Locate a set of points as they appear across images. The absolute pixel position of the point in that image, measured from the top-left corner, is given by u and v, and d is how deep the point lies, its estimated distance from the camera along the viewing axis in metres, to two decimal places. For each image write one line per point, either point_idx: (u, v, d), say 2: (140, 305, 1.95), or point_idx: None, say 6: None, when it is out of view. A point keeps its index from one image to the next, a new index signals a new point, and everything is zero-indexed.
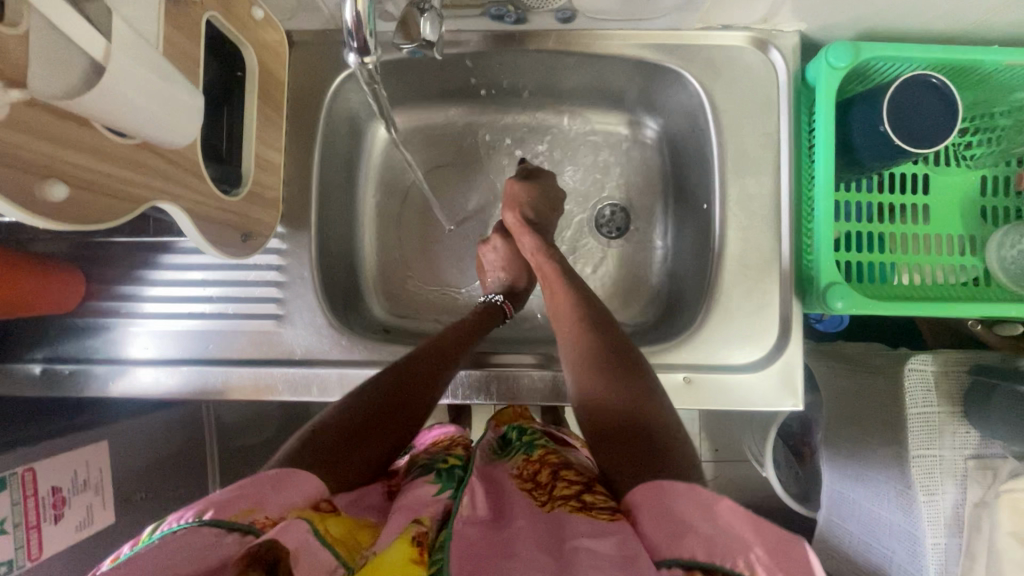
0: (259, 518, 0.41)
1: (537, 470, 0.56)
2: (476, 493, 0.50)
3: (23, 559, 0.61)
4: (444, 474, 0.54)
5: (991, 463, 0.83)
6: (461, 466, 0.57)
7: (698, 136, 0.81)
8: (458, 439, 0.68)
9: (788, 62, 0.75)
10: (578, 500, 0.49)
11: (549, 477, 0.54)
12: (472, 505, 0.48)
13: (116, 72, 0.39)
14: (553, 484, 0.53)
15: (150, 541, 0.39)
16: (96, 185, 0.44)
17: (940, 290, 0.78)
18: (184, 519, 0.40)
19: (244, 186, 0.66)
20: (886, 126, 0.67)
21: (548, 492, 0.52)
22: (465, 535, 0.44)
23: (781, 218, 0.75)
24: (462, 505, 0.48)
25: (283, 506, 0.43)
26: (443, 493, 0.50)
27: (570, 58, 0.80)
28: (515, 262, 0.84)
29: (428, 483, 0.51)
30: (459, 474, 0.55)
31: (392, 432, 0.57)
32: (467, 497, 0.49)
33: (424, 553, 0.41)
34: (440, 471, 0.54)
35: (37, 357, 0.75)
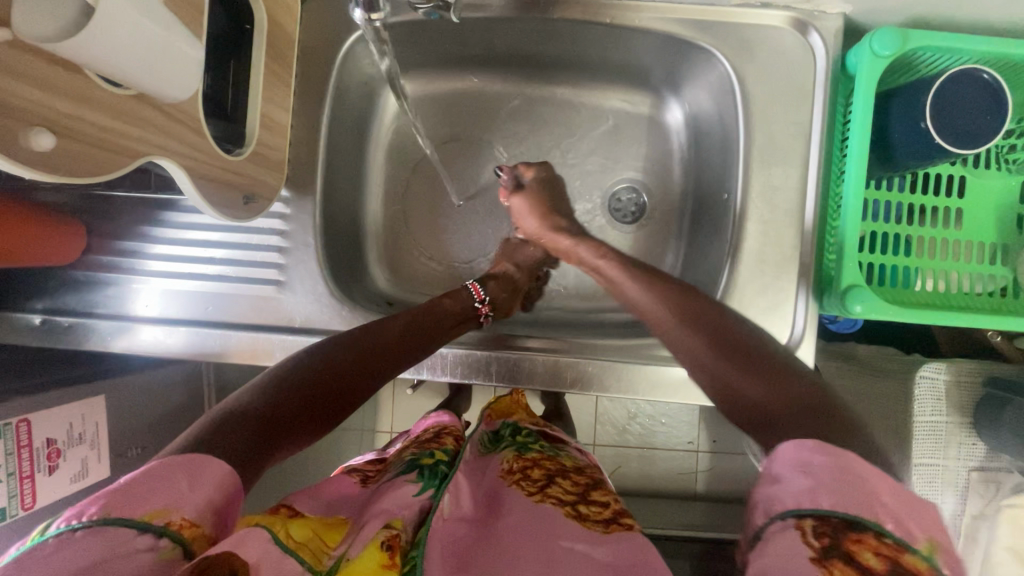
0: (176, 521, 0.37)
1: (525, 463, 0.58)
2: (461, 492, 0.52)
3: (16, 508, 0.61)
4: (427, 470, 0.52)
5: (996, 476, 0.81)
6: (446, 462, 0.56)
7: (725, 121, 0.76)
8: (449, 428, 0.67)
9: (829, 47, 0.71)
10: (573, 507, 0.50)
11: (542, 476, 0.56)
12: (457, 502, 0.50)
13: (109, 15, 0.36)
14: (544, 483, 0.54)
15: (43, 539, 0.36)
16: (84, 135, 0.41)
17: (964, 299, 0.74)
18: (84, 516, 0.36)
19: (248, 146, 0.64)
20: (927, 122, 0.63)
21: (540, 487, 0.53)
22: (441, 534, 0.45)
23: (805, 213, 0.71)
24: (448, 504, 0.49)
25: (202, 503, 0.39)
26: (424, 493, 0.48)
27: (594, 30, 0.76)
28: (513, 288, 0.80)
29: (410, 483, 0.49)
30: (443, 470, 0.54)
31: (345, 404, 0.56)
32: (451, 496, 0.50)
33: (395, 557, 0.40)
34: (424, 467, 0.53)
35: (37, 308, 0.74)
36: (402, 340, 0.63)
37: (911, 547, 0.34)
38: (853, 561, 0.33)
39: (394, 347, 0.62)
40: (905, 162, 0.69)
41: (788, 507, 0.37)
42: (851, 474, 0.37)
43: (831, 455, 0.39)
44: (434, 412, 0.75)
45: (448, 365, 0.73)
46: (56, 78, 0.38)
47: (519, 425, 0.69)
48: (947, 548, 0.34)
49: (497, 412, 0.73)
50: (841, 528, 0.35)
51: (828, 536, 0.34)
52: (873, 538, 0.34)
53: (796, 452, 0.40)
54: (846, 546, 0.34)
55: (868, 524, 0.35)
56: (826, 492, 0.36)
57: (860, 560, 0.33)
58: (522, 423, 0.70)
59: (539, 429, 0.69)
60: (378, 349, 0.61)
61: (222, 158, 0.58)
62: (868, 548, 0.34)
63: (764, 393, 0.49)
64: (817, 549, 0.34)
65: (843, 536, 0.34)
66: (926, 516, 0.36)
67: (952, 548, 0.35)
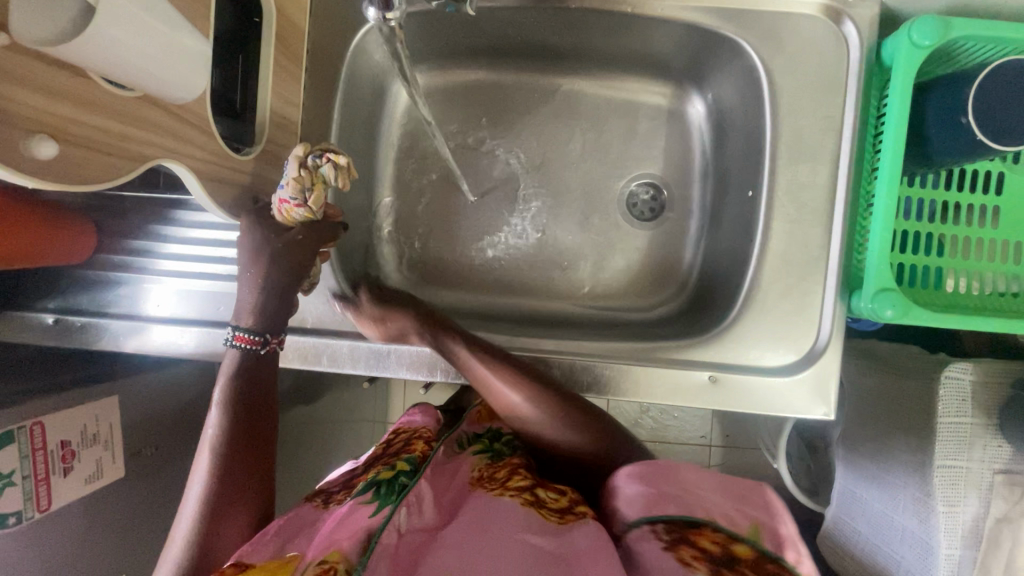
0: None
1: (497, 469, 0.58)
2: (423, 499, 0.50)
3: (32, 510, 0.61)
4: (383, 487, 0.50)
5: (1020, 480, 0.76)
6: (409, 472, 0.53)
7: (750, 115, 0.73)
8: (419, 432, 0.63)
9: (863, 37, 0.67)
10: (532, 495, 0.52)
11: (505, 473, 0.57)
12: (418, 511, 0.49)
13: (110, 15, 0.35)
14: (508, 478, 0.55)
15: None
16: (88, 141, 0.40)
17: (1000, 302, 0.71)
18: None
19: (258, 145, 0.62)
20: (969, 117, 0.60)
21: (501, 483, 0.54)
22: (390, 548, 0.44)
23: (834, 212, 0.68)
24: (406, 517, 0.47)
25: None
26: (380, 512, 0.47)
27: (613, 19, 0.73)
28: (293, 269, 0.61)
29: (364, 504, 0.48)
30: (403, 482, 0.51)
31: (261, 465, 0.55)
32: (410, 508, 0.48)
33: None
34: (381, 484, 0.50)
35: (49, 307, 0.74)
36: (249, 373, 0.57)
37: (737, 538, 0.44)
38: (688, 545, 0.44)
39: (247, 379, 0.57)
40: (940, 158, 0.66)
41: (646, 515, 0.47)
42: (689, 487, 0.49)
43: (659, 477, 0.50)
44: (416, 408, 0.71)
45: None
46: (57, 83, 0.37)
47: (500, 433, 0.67)
48: (767, 526, 0.45)
49: (488, 411, 0.73)
50: (684, 526, 0.45)
51: (675, 532, 0.45)
52: (707, 528, 0.45)
53: (639, 471, 0.52)
54: (690, 536, 0.45)
55: (703, 521, 0.45)
56: (672, 501, 0.48)
57: (693, 544, 0.44)
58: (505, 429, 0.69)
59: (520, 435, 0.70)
60: (252, 414, 0.56)
61: (229, 157, 0.57)
62: (704, 538, 0.44)
63: (576, 429, 0.64)
64: (666, 540, 0.45)
65: (684, 530, 0.45)
66: (750, 503, 0.48)
67: (772, 525, 0.45)
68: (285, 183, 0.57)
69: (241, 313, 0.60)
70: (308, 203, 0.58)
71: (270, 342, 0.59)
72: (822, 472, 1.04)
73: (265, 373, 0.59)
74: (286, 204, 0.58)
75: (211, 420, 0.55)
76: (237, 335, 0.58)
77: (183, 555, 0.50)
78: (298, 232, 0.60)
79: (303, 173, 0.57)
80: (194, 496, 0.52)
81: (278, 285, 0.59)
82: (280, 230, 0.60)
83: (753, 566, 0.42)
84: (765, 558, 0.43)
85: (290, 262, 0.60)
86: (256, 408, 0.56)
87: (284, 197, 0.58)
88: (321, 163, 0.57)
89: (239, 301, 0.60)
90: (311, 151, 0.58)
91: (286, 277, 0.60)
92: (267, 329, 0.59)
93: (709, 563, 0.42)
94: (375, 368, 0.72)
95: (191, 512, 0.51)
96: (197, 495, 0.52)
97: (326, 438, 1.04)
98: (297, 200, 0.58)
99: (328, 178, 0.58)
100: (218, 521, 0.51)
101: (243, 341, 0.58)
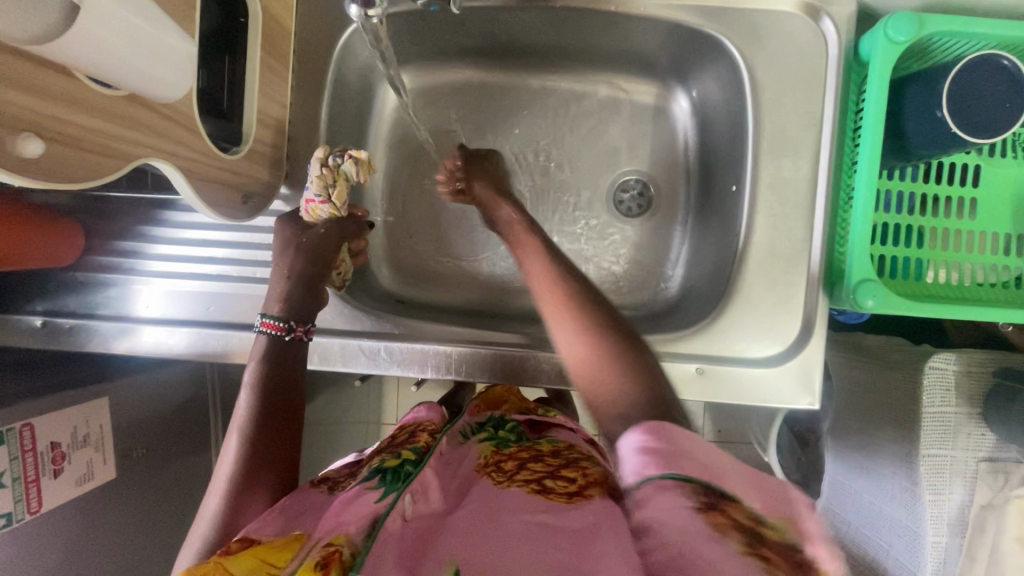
0: None
1: (506, 461, 0.55)
2: (427, 486, 0.50)
3: (22, 512, 0.61)
4: (388, 475, 0.50)
5: (1004, 467, 0.79)
6: (413, 460, 0.54)
7: (733, 111, 0.74)
8: (424, 424, 0.64)
9: (841, 33, 0.68)
10: (539, 483, 0.50)
11: (514, 465, 0.54)
12: (423, 498, 0.48)
13: (96, 14, 0.35)
14: (516, 470, 0.52)
15: None
16: (75, 140, 0.40)
17: (978, 291, 0.72)
18: None
19: (245, 144, 0.62)
20: (943, 111, 0.61)
21: (508, 475, 0.52)
22: (395, 533, 0.43)
23: (816, 206, 0.70)
24: (411, 503, 0.47)
25: None
26: (385, 498, 0.46)
27: (598, 17, 0.74)
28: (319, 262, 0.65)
29: (370, 490, 0.47)
30: (408, 471, 0.52)
31: (289, 438, 0.55)
32: (414, 495, 0.48)
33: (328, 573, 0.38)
34: (386, 471, 0.51)
35: (37, 310, 0.73)
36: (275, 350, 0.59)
37: (770, 520, 0.37)
38: (713, 510, 0.37)
39: (274, 357, 0.59)
40: (918, 152, 0.67)
41: (667, 472, 0.40)
42: (711, 454, 0.42)
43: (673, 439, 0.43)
44: (415, 408, 0.70)
45: (453, 364, 0.72)
46: (44, 83, 0.37)
47: (502, 420, 0.67)
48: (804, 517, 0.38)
49: (485, 402, 0.72)
50: (708, 492, 0.38)
51: (707, 496, 0.38)
52: (736, 502, 0.38)
53: (654, 432, 0.44)
54: (721, 504, 0.38)
55: (736, 492, 0.38)
56: (698, 464, 0.40)
57: (726, 513, 0.37)
58: (508, 416, 0.68)
59: (527, 419, 0.68)
60: (281, 393, 0.57)
61: (218, 157, 0.57)
62: (736, 509, 0.37)
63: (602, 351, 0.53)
64: (697, 502, 0.38)
65: (716, 497, 0.38)
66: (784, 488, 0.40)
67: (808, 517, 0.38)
68: (311, 182, 0.64)
69: (268, 304, 0.63)
70: (332, 199, 0.65)
71: (294, 329, 0.61)
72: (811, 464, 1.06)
73: (293, 356, 0.60)
74: (311, 203, 0.65)
75: (241, 399, 0.56)
76: (264, 322, 0.60)
77: (210, 529, 0.49)
78: (321, 228, 0.66)
79: (325, 171, 0.64)
80: (223, 468, 0.52)
81: (303, 275, 0.63)
82: (306, 229, 0.66)
83: (786, 553, 0.35)
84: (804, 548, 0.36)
85: (313, 253, 0.64)
86: (285, 383, 0.57)
87: (311, 196, 0.65)
88: (341, 162, 0.65)
89: (267, 295, 0.63)
90: (330, 153, 0.66)
91: (311, 264, 0.64)
92: (293, 317, 0.61)
93: (737, 538, 0.36)
94: (366, 364, 0.72)
95: (220, 485, 0.51)
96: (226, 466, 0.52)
97: (320, 438, 1.04)
98: (322, 197, 0.64)
99: (349, 174, 0.65)
100: (246, 493, 0.50)
101: (270, 327, 0.60)
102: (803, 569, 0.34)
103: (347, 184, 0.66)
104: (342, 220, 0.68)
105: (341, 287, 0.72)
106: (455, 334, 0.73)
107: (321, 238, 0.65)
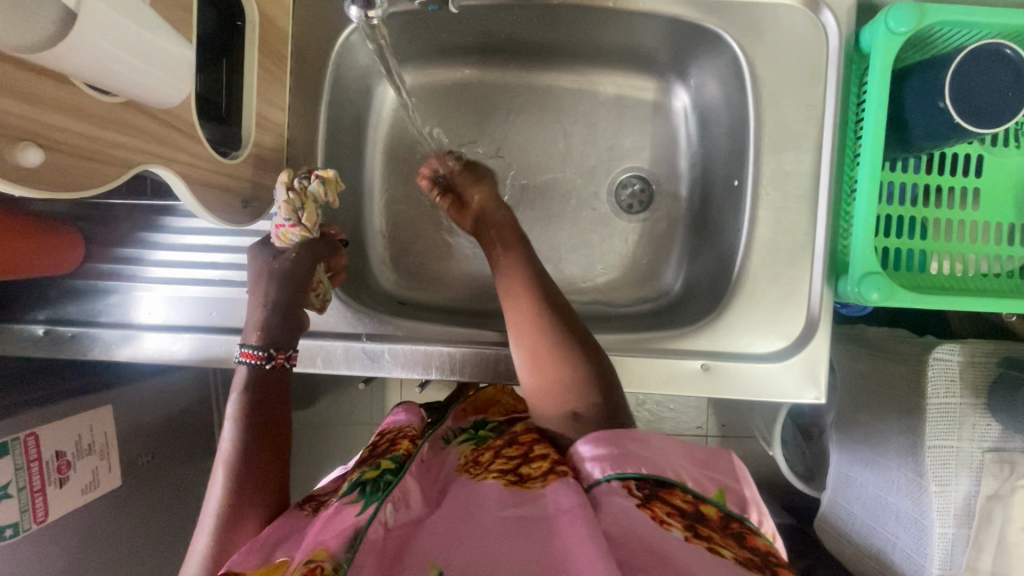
0: None
1: (483, 454, 0.58)
2: (410, 495, 0.50)
3: (28, 522, 0.61)
4: (368, 487, 0.49)
5: (1010, 457, 0.78)
6: (394, 468, 0.53)
7: (734, 107, 0.74)
8: (405, 431, 0.60)
9: (841, 25, 0.68)
10: (515, 474, 0.52)
11: (490, 456, 0.56)
12: (406, 505, 0.49)
13: (92, 20, 0.35)
14: (492, 461, 0.55)
15: None
16: (73, 148, 0.40)
17: (982, 282, 0.72)
18: None
19: (245, 148, 0.62)
20: (946, 101, 0.61)
21: (485, 467, 0.55)
22: (377, 543, 0.44)
23: (818, 199, 0.70)
24: (393, 512, 0.47)
25: None
26: (366, 510, 0.46)
27: (596, 13, 0.74)
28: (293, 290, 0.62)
29: (351, 503, 0.47)
30: (389, 479, 0.51)
31: (274, 466, 0.54)
32: (396, 503, 0.48)
33: None
34: (366, 482, 0.50)
35: (39, 318, 0.73)
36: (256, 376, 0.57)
37: (705, 498, 0.45)
38: (661, 501, 0.44)
39: (255, 382, 0.57)
40: (921, 143, 0.67)
41: (614, 473, 0.46)
42: (657, 449, 0.48)
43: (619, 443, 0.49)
44: (398, 407, 0.68)
45: (456, 365, 0.71)
46: (39, 89, 0.37)
47: (486, 421, 0.67)
48: (732, 489, 0.46)
49: (474, 406, 0.71)
50: (655, 485, 0.45)
51: (647, 488, 0.45)
52: (678, 489, 0.45)
53: (601, 442, 0.49)
54: (660, 494, 0.45)
55: (674, 480, 0.45)
56: (638, 460, 0.47)
57: (666, 501, 0.44)
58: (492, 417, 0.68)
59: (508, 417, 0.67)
60: (266, 419, 0.55)
61: (217, 162, 0.57)
62: (673, 495, 0.44)
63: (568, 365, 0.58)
64: (640, 496, 0.44)
65: (655, 489, 0.45)
66: (715, 468, 0.48)
67: (735, 488, 0.46)
68: (279, 207, 0.62)
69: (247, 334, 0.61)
70: (302, 221, 0.63)
71: (275, 356, 0.58)
72: (816, 458, 1.06)
73: (278, 383, 0.58)
74: (282, 227, 0.63)
75: (225, 432, 0.54)
76: (243, 352, 0.57)
77: (199, 564, 0.49)
78: (292, 252, 0.63)
79: (293, 193, 0.62)
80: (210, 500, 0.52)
81: (280, 303, 0.61)
82: (278, 255, 0.63)
83: (719, 525, 0.43)
84: (730, 518, 0.44)
85: (288, 280, 0.62)
86: (269, 406, 0.56)
87: (280, 221, 0.63)
88: (308, 183, 0.64)
89: (246, 325, 0.61)
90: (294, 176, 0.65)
91: (287, 291, 0.62)
92: (274, 344, 0.59)
93: (682, 519, 0.43)
94: (369, 367, 0.72)
95: (208, 522, 0.51)
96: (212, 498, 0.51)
97: (324, 442, 1.04)
98: (291, 221, 0.63)
99: (317, 194, 0.64)
100: (233, 526, 0.50)
101: (249, 358, 0.57)
102: (730, 533, 0.43)
103: (316, 206, 0.65)
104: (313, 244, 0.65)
105: (320, 310, 0.69)
106: (458, 335, 0.73)
107: (295, 265, 0.63)
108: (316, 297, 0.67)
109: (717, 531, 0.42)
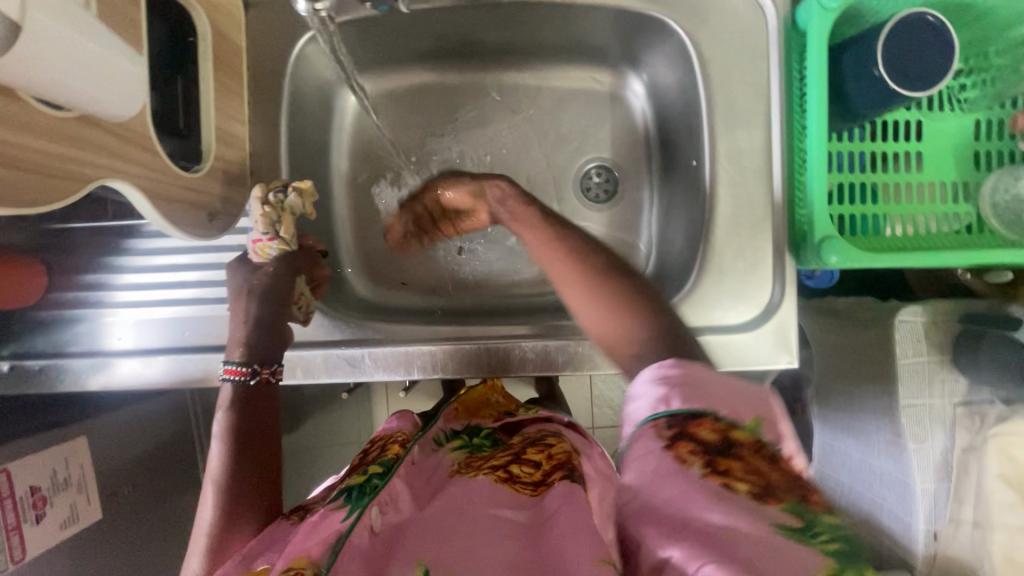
0: None
1: (476, 458, 0.58)
2: (399, 496, 0.50)
3: (5, 562, 0.59)
4: (355, 492, 0.49)
5: (980, 409, 0.81)
6: (381, 472, 0.52)
7: (687, 91, 0.77)
8: (394, 437, 0.60)
9: (778, 6, 0.71)
10: (505, 471, 0.53)
11: (484, 458, 0.57)
12: (393, 505, 0.48)
13: (38, 33, 0.35)
14: (486, 461, 0.56)
15: None
16: (25, 163, 0.40)
17: (933, 240, 0.76)
18: None
19: (205, 163, 0.63)
20: (880, 70, 0.64)
21: (481, 466, 0.55)
22: (362, 548, 0.44)
23: (772, 172, 0.72)
24: (380, 516, 0.47)
25: None
26: (351, 516, 0.45)
27: (545, 10, 0.76)
28: (275, 309, 0.63)
29: (336, 509, 0.46)
30: (376, 483, 0.50)
31: (265, 481, 0.53)
32: (384, 505, 0.48)
33: None
34: (352, 488, 0.49)
35: (3, 354, 0.71)
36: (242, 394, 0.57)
37: (740, 427, 0.39)
38: (688, 438, 0.38)
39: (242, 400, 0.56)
40: (862, 112, 0.71)
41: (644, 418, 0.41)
42: (700, 378, 0.42)
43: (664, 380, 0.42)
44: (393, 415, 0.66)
45: (439, 363, 0.72)
46: None
47: (479, 428, 0.67)
48: (769, 420, 0.40)
49: (465, 408, 0.72)
50: (685, 420, 0.39)
51: (677, 426, 0.39)
52: (709, 418, 0.39)
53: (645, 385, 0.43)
54: (689, 430, 0.39)
55: (705, 411, 0.39)
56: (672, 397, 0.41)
57: (692, 437, 0.38)
58: (483, 424, 0.68)
59: (500, 425, 0.67)
60: (254, 437, 0.55)
61: (178, 176, 0.57)
62: (703, 427, 0.38)
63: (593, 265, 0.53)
64: (667, 437, 0.39)
65: (685, 424, 0.39)
66: (756, 402, 0.41)
67: (772, 419, 0.40)
68: (256, 221, 0.65)
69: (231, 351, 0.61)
70: (280, 234, 0.66)
71: (260, 372, 0.58)
72: None
73: (265, 400, 0.57)
74: (259, 242, 0.65)
75: (213, 450, 0.53)
76: (226, 369, 0.57)
77: None
78: (273, 267, 0.65)
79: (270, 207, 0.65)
80: (201, 521, 0.50)
81: (262, 320, 0.61)
82: (256, 270, 0.65)
83: (755, 453, 0.37)
84: (768, 447, 0.38)
85: (271, 296, 0.63)
86: (257, 424, 0.56)
87: (258, 235, 0.65)
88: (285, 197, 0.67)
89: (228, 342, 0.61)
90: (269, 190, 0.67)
91: (269, 308, 0.62)
92: (260, 360, 0.59)
93: (708, 453, 0.37)
94: (351, 373, 0.71)
95: (200, 541, 0.49)
96: (203, 520, 0.50)
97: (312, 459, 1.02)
98: (269, 234, 0.65)
99: (294, 206, 0.67)
100: (225, 544, 0.49)
101: (233, 374, 0.57)
102: (772, 462, 0.37)
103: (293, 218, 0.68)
104: (291, 257, 0.67)
105: (303, 321, 0.69)
106: (439, 332, 0.73)
107: (281, 284, 0.64)
108: (302, 312, 0.68)
109: (751, 459, 0.37)
